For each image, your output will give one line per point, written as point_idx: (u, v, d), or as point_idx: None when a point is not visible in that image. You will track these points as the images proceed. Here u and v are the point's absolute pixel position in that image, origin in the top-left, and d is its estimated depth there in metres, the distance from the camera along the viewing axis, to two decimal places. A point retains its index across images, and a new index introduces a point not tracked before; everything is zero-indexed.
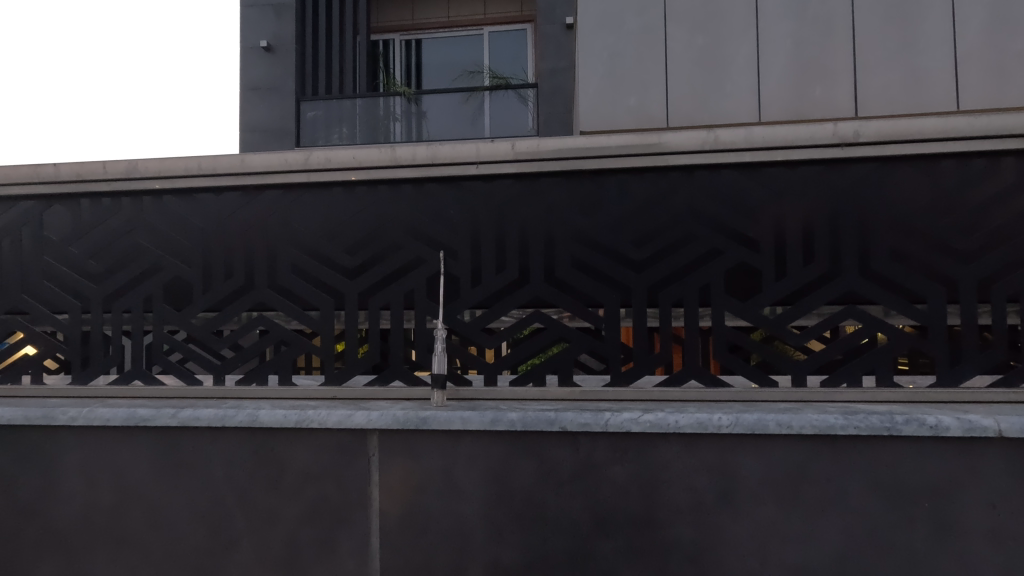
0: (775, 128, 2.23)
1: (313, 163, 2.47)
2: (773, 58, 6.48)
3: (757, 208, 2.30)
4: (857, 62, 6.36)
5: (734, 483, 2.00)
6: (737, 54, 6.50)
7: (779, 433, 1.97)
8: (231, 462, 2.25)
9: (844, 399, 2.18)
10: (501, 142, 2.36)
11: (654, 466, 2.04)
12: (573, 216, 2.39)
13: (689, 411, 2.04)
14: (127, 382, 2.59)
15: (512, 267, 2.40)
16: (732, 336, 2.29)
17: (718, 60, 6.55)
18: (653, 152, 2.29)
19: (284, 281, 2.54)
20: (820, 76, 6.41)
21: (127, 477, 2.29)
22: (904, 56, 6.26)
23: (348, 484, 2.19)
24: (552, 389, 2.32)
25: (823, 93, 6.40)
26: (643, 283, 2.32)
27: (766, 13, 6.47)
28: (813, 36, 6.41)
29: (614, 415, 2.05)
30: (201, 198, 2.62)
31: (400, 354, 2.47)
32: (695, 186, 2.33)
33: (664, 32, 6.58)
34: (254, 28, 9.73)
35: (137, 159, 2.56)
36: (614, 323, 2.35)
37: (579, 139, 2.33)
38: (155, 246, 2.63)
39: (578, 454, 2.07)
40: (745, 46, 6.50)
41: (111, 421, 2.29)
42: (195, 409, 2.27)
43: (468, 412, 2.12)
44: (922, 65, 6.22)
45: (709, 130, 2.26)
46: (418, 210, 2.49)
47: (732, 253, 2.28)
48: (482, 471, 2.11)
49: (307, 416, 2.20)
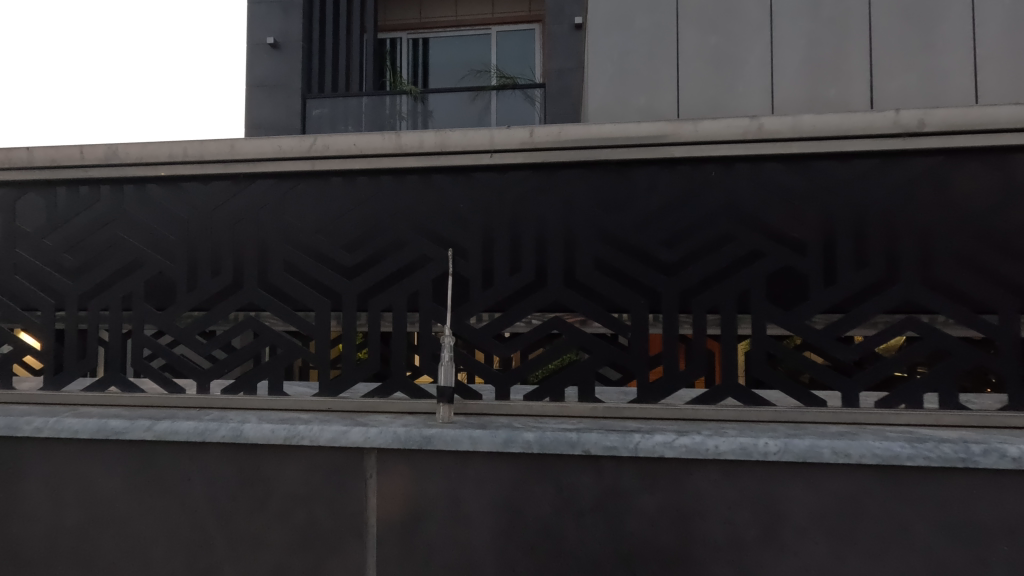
0: (828, 116, 1.97)
1: (309, 150, 2.24)
2: (789, 59, 6.21)
3: (805, 205, 2.04)
4: (876, 63, 6.08)
5: (781, 518, 1.75)
6: (752, 53, 6.24)
7: (835, 462, 1.72)
8: (212, 481, 2.01)
9: (902, 423, 1.93)
10: (517, 128, 2.11)
11: (689, 495, 1.79)
12: (597, 213, 2.14)
13: (730, 435, 1.80)
14: (103, 389, 2.36)
15: (527, 268, 2.16)
16: (773, 349, 2.05)
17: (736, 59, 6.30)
18: (687, 141, 2.04)
19: (276, 280, 2.31)
20: (838, 77, 6.15)
21: (98, 495, 2.06)
22: (925, 58, 5.99)
23: (342, 509, 1.95)
24: (571, 404, 2.08)
25: (839, 95, 6.14)
26: (674, 288, 2.08)
27: (781, 12, 6.22)
28: (829, 36, 6.15)
29: (644, 437, 1.81)
30: (187, 188, 2.38)
31: (402, 363, 2.23)
32: (735, 180, 2.08)
33: (676, 31, 6.33)
34: (260, 23, 9.51)
35: (116, 144, 2.33)
36: (641, 332, 2.10)
37: (604, 126, 2.08)
38: (136, 240, 2.40)
39: (602, 480, 1.83)
40: (759, 45, 6.25)
41: (79, 433, 2.06)
42: (173, 422, 2.04)
43: (478, 431, 1.88)
44: (942, 68, 5.95)
45: (752, 116, 2.00)
46: (424, 203, 2.24)
47: (775, 256, 2.03)
48: (492, 497, 1.87)
49: (297, 432, 1.96)
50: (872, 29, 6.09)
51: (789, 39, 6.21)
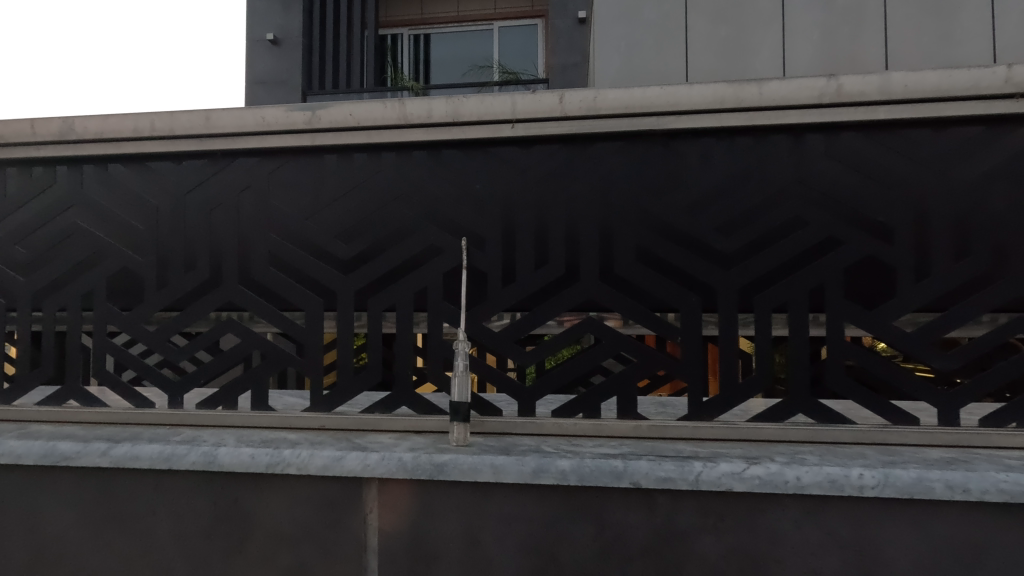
0: (924, 73, 1.62)
1: (298, 122, 1.90)
2: (806, 51, 5.81)
3: (892, 183, 1.69)
4: (900, 52, 5.64)
5: (880, 567, 1.41)
6: (766, 45, 5.86)
7: (949, 500, 1.38)
8: (180, 517, 1.67)
9: (1016, 446, 1.58)
10: (545, 93, 1.77)
11: (761, 538, 1.45)
12: (640, 194, 1.80)
13: (813, 463, 1.46)
14: (60, 403, 2.03)
15: (555, 260, 1.82)
16: (853, 355, 1.70)
17: (752, 52, 5.90)
18: (750, 106, 1.69)
19: (259, 276, 1.97)
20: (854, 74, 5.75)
21: (45, 533, 1.73)
22: (952, 49, 5.55)
23: (335, 552, 1.61)
24: (609, 422, 1.74)
25: None
26: (732, 283, 1.74)
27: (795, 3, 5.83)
28: (843, 29, 5.75)
29: (707, 466, 1.47)
30: (156, 169, 2.04)
31: (408, 373, 1.89)
32: (805, 154, 1.73)
33: (685, 22, 5.94)
34: (258, 18, 9.12)
35: (73, 117, 1.99)
36: (693, 336, 1.76)
37: (648, 89, 1.74)
38: (97, 229, 2.06)
39: (654, 519, 1.49)
40: (773, 36, 5.85)
41: (23, 458, 1.73)
42: (134, 445, 1.70)
43: (501, 458, 1.54)
44: (964, 60, 5.53)
45: (828, 75, 1.66)
46: (433, 185, 1.90)
47: (856, 244, 1.69)
48: (518, 538, 1.54)
49: (282, 458, 1.62)
50: (887, 19, 5.65)
51: (800, 31, 5.80)
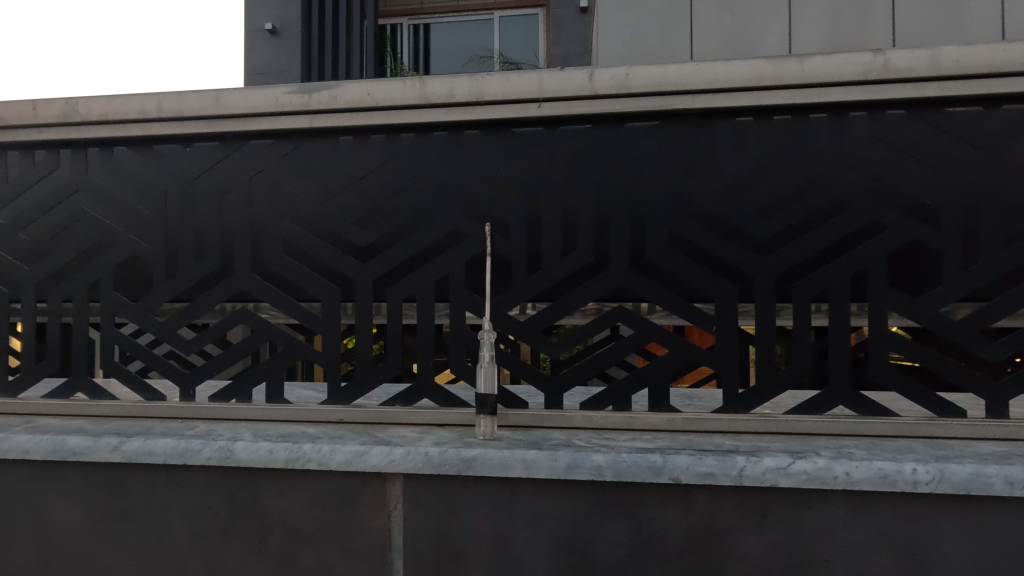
0: (976, 48, 1.54)
1: (313, 102, 1.81)
2: (814, 40, 5.70)
3: (939, 164, 1.61)
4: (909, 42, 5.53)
5: (932, 567, 1.35)
6: (774, 34, 5.74)
7: (1007, 496, 1.31)
8: (195, 515, 1.61)
9: None
10: (573, 70, 1.68)
11: (807, 536, 1.39)
12: (671, 176, 1.72)
13: (862, 458, 1.39)
14: (67, 396, 1.96)
15: (583, 246, 1.75)
16: (896, 345, 1.63)
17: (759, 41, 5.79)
18: (791, 83, 1.61)
19: (273, 264, 1.90)
20: None
21: (55, 531, 1.66)
22: (961, 38, 5.45)
23: (358, 550, 1.54)
24: (641, 415, 1.67)
25: None
26: (769, 269, 1.66)
27: None
28: (851, 15, 5.62)
29: (750, 461, 1.40)
30: (164, 152, 1.96)
31: (429, 364, 1.82)
32: (847, 134, 1.65)
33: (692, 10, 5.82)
34: (257, 7, 8.96)
35: (76, 98, 1.89)
36: (728, 325, 1.68)
37: (682, 66, 1.65)
38: (102, 216, 1.98)
39: (694, 516, 1.42)
40: (780, 25, 5.73)
41: (31, 453, 1.66)
42: (146, 440, 1.63)
43: (533, 453, 1.47)
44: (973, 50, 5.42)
45: (875, 49, 1.57)
46: (455, 169, 1.82)
47: (901, 228, 1.61)
48: (551, 536, 1.47)
49: (302, 453, 1.55)
50: (894, 5, 5.53)
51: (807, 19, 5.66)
